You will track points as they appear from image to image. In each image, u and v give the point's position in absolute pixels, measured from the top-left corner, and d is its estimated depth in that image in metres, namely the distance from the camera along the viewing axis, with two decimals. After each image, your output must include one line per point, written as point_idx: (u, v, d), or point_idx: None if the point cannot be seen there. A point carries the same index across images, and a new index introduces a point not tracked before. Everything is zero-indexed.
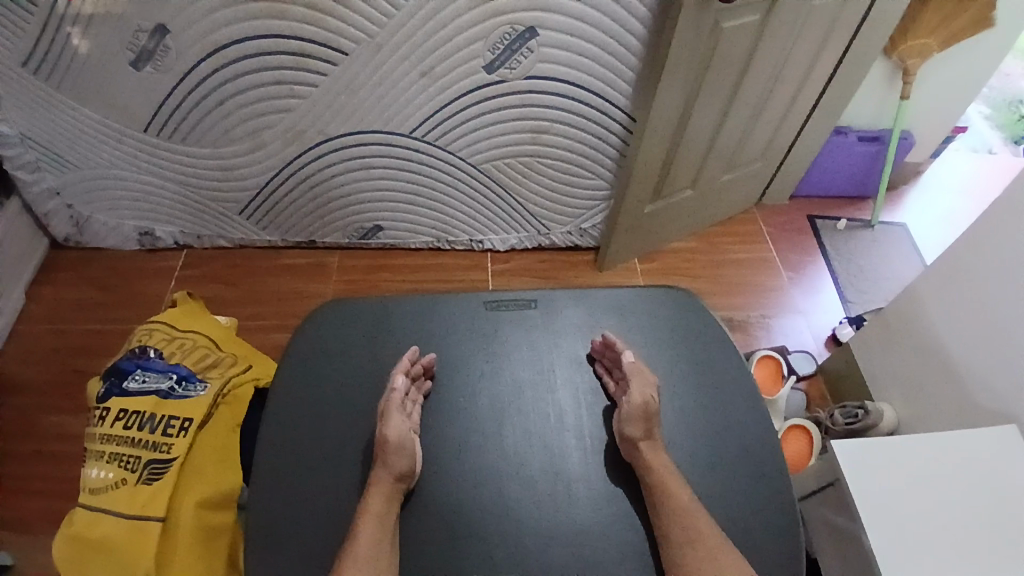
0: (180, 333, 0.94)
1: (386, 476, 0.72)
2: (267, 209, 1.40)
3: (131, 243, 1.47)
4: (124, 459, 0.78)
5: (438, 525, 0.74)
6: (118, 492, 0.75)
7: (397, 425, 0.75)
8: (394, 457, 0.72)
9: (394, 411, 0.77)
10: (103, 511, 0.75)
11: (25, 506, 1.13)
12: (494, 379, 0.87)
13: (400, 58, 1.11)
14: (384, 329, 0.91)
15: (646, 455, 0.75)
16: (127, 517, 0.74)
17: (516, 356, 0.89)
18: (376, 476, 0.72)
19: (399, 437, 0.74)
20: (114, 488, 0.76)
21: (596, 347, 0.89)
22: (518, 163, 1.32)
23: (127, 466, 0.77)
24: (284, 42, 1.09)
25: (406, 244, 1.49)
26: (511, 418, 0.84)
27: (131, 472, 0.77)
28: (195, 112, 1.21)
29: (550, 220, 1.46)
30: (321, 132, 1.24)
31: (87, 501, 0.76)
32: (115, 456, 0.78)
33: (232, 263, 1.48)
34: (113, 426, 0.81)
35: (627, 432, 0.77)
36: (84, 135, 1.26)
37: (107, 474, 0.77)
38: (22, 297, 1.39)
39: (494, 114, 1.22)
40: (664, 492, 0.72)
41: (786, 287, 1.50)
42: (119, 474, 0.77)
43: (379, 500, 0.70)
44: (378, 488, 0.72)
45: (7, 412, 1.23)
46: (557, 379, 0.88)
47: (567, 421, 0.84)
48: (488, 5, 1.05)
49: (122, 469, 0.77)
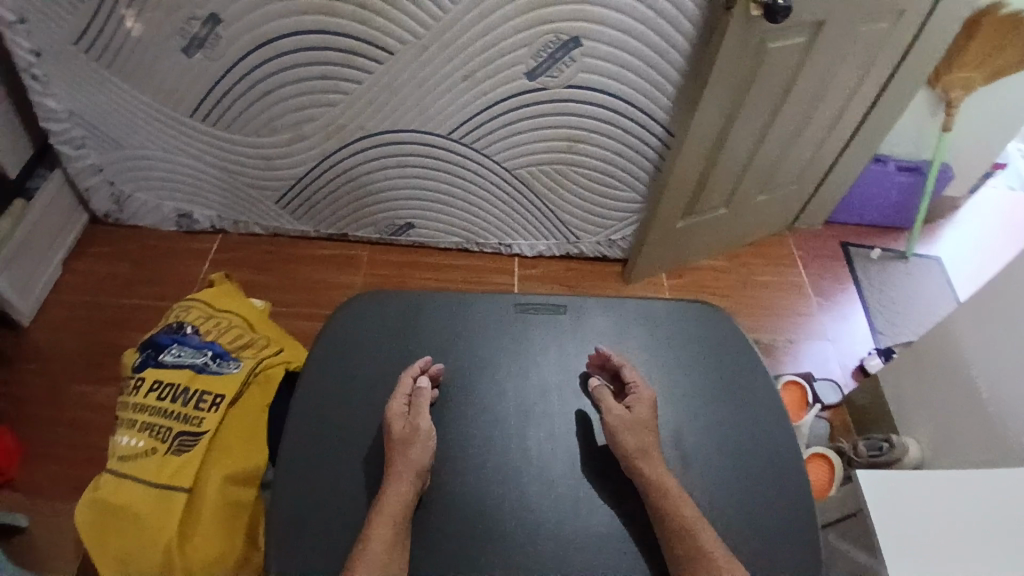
0: (217, 312, 0.93)
1: (401, 471, 0.72)
2: (303, 198, 1.42)
3: (168, 224, 1.50)
4: (155, 429, 0.78)
5: (447, 522, 0.74)
6: (147, 461, 0.76)
7: (426, 425, 0.76)
8: (416, 455, 0.73)
9: (426, 406, 0.78)
10: (131, 477, 0.75)
11: (44, 473, 1.15)
12: (516, 380, 0.87)
13: (441, 59, 1.13)
14: (414, 325, 0.91)
15: (654, 468, 0.74)
16: (155, 486, 0.75)
17: (541, 363, 0.89)
18: (391, 468, 0.73)
19: (416, 434, 0.75)
20: (144, 456, 0.77)
21: (594, 360, 0.88)
22: (554, 171, 1.33)
23: (158, 436, 0.78)
24: (331, 38, 1.12)
25: (435, 243, 1.51)
26: (532, 422, 0.83)
27: (164, 443, 0.78)
28: (240, 101, 1.24)
29: (580, 229, 1.46)
30: (359, 127, 1.26)
31: (115, 467, 0.76)
32: (147, 425, 0.79)
33: (264, 249, 1.50)
34: (147, 396, 0.81)
35: (623, 445, 0.76)
36: (132, 115, 1.29)
37: (139, 442, 0.78)
38: (58, 268, 1.42)
39: (534, 120, 1.23)
40: (669, 506, 0.71)
41: (816, 313, 1.48)
42: (150, 443, 0.77)
43: (390, 494, 0.70)
44: (391, 482, 0.72)
45: (35, 380, 1.26)
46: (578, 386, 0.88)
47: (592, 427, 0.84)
48: (531, 13, 1.07)
49: (153, 439, 0.78)
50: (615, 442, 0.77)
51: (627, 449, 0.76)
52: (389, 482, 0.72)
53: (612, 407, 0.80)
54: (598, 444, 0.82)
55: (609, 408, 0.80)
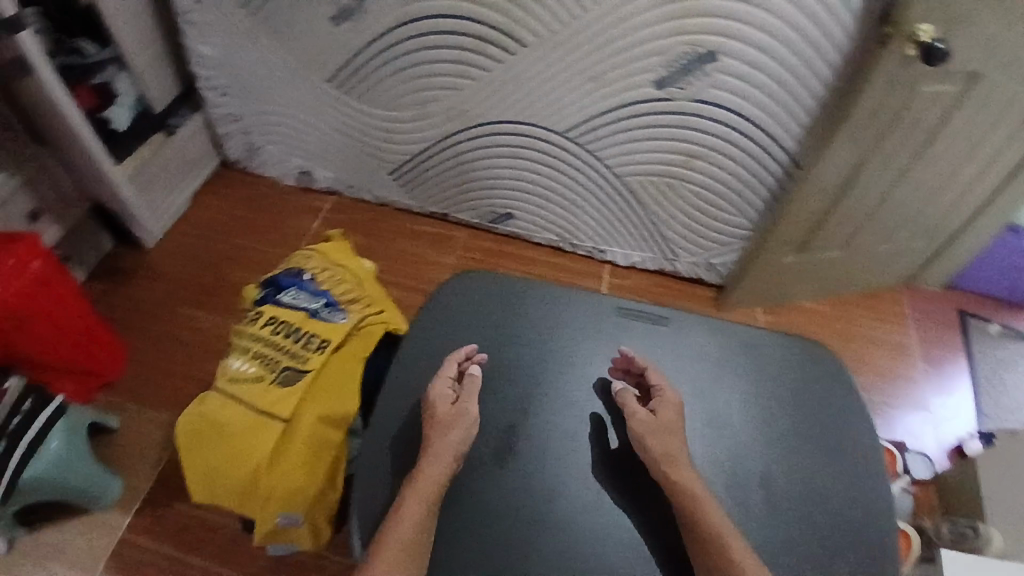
0: (334, 264, 0.96)
1: (439, 453, 0.75)
2: (415, 173, 1.47)
3: (289, 178, 1.59)
4: (266, 359, 0.82)
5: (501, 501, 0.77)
6: (255, 387, 0.80)
7: (469, 412, 0.79)
8: (456, 441, 0.76)
9: (472, 393, 0.81)
10: (238, 399, 0.80)
11: (146, 383, 1.26)
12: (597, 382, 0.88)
13: (573, 57, 1.14)
14: (516, 309, 0.94)
15: (684, 476, 0.75)
16: (258, 410, 0.79)
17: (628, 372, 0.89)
18: (429, 448, 0.76)
19: (461, 418, 0.78)
20: (253, 382, 0.81)
21: (617, 363, 0.88)
22: (665, 185, 1.31)
23: (268, 366, 0.82)
24: (470, 24, 1.15)
25: (529, 237, 1.53)
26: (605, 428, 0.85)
27: (270, 374, 0.81)
28: (376, 75, 1.30)
29: (680, 247, 1.43)
30: (480, 115, 1.30)
31: (226, 386, 0.81)
32: (260, 354, 0.82)
33: (371, 216, 1.58)
34: (263, 329, 0.84)
35: (648, 451, 0.78)
36: (276, 75, 1.37)
37: (250, 368, 0.82)
38: (186, 202, 1.54)
39: (654, 131, 1.22)
40: (693, 512, 0.72)
41: (917, 379, 1.40)
42: (260, 372, 0.81)
43: (426, 474, 0.74)
44: (428, 462, 0.75)
45: (152, 299, 1.38)
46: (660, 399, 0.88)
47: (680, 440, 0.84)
48: (672, 22, 1.06)
49: (264, 368, 0.82)
50: (641, 446, 0.78)
51: (652, 455, 0.77)
52: (427, 458, 0.75)
53: (635, 411, 0.81)
54: (611, 448, 0.83)
55: (634, 412, 0.81)
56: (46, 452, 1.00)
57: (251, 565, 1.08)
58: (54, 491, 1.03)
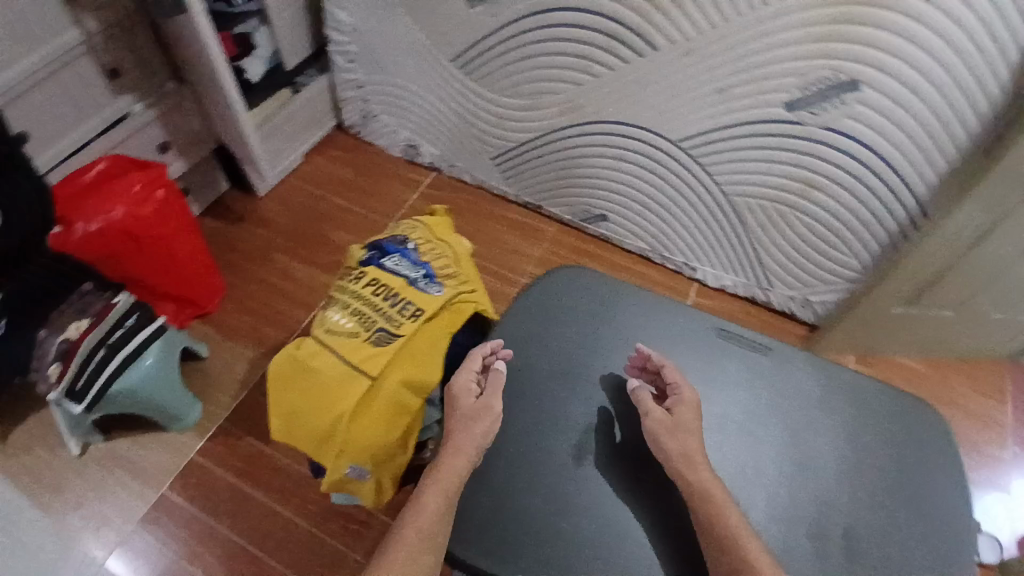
0: (436, 240, 0.97)
1: (462, 444, 0.78)
2: (517, 162, 1.48)
3: (395, 149, 1.64)
4: (363, 317, 0.85)
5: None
6: (349, 341, 0.83)
7: (493, 407, 0.82)
8: (478, 436, 0.79)
9: (497, 385, 0.84)
10: (332, 349, 0.83)
11: (237, 320, 1.33)
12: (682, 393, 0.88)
13: (703, 66, 1.11)
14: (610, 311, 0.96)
15: (703, 476, 0.75)
16: (348, 364, 0.81)
17: (717, 392, 0.88)
18: (453, 439, 0.79)
19: (485, 411, 0.81)
20: (347, 336, 0.83)
21: (633, 360, 0.89)
22: (774, 211, 1.25)
23: (364, 324, 0.84)
24: (603, 21, 1.14)
25: (620, 243, 1.51)
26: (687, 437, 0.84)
27: (365, 332, 0.83)
28: (498, 60, 1.31)
29: (776, 277, 1.37)
30: (594, 112, 1.29)
31: (323, 335, 0.84)
32: (358, 312, 0.85)
33: (466, 197, 1.60)
34: (364, 288, 0.87)
35: (665, 451, 0.77)
36: (402, 47, 1.41)
37: (347, 323, 0.84)
38: (300, 157, 1.61)
39: (773, 154, 1.17)
40: (711, 512, 0.71)
41: (1008, 462, 1.29)
42: (356, 328, 0.84)
43: (449, 464, 0.76)
44: (451, 452, 0.78)
45: (255, 242, 1.45)
46: (739, 423, 0.86)
47: (764, 471, 0.82)
48: (816, 44, 1.01)
49: (359, 325, 0.84)
50: (658, 446, 0.78)
51: (669, 456, 0.77)
52: (449, 451, 0.78)
53: (650, 409, 0.81)
54: (617, 441, 0.84)
55: (648, 408, 0.81)
56: (139, 367, 1.08)
57: (305, 509, 1.13)
58: (141, 405, 1.10)
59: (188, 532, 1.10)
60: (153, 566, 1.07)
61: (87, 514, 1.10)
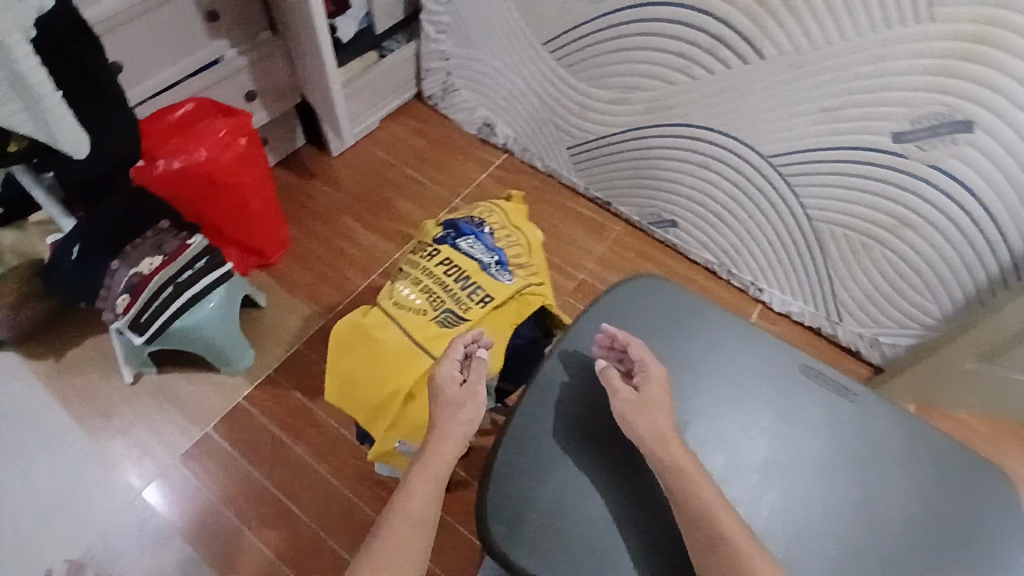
0: (512, 226, 0.95)
1: (447, 431, 0.73)
2: (592, 156, 1.45)
3: (471, 126, 1.62)
4: (432, 296, 0.85)
5: (620, 513, 0.70)
6: (415, 318, 0.83)
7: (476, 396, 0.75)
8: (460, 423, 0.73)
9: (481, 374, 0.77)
10: (397, 324, 0.83)
11: (296, 274, 1.34)
12: (757, 447, 0.76)
13: (809, 83, 1.06)
14: (685, 323, 0.84)
15: (680, 451, 0.69)
16: (412, 341, 0.82)
17: (801, 446, 0.76)
18: (438, 427, 0.73)
19: (471, 398, 0.75)
20: (414, 313, 0.84)
21: (602, 338, 0.80)
22: (857, 243, 1.19)
23: (432, 303, 0.85)
24: (710, 22, 1.09)
25: (686, 252, 1.46)
26: (762, 497, 0.73)
27: (432, 310, 0.84)
28: (592, 49, 1.27)
29: (847, 312, 1.31)
30: (683, 115, 1.24)
31: (390, 308, 0.85)
32: (428, 290, 0.86)
33: (534, 184, 1.57)
34: (436, 267, 0.88)
35: (637, 432, 0.70)
36: (495, 23, 1.38)
37: (416, 299, 0.85)
38: (376, 122, 1.60)
39: (868, 184, 1.11)
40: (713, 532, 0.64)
41: None
42: (423, 306, 0.85)
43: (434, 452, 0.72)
44: (437, 440, 0.73)
45: (322, 200, 1.46)
46: (819, 487, 0.74)
47: (837, 522, 0.72)
48: (935, 77, 0.95)
49: (428, 303, 0.85)
50: (629, 427, 0.71)
51: (642, 438, 0.70)
52: (435, 439, 0.73)
53: (618, 390, 0.73)
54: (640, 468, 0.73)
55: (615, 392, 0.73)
56: (203, 308, 1.10)
57: (339, 471, 1.14)
58: (198, 346, 1.13)
59: (225, 474, 1.12)
60: (188, 502, 1.09)
61: (131, 442, 1.13)
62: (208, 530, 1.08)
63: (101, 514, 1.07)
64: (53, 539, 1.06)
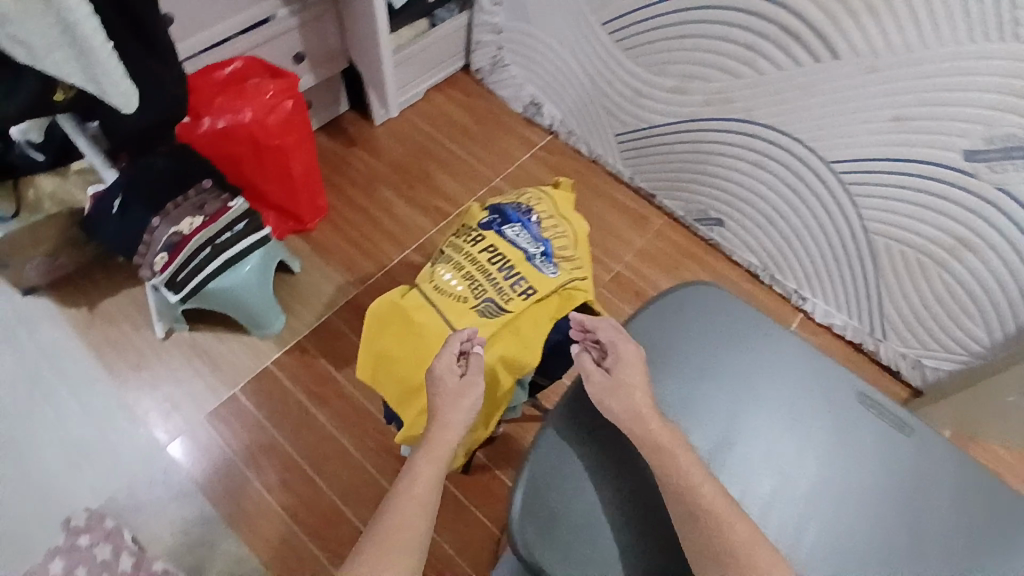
0: (559, 215, 0.93)
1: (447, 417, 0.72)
2: (640, 145, 1.40)
3: (517, 103, 1.58)
4: (473, 284, 0.84)
5: (646, 532, 0.64)
6: (455, 305, 0.82)
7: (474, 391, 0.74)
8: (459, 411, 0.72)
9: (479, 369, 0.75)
10: (435, 309, 0.82)
11: (331, 242, 1.33)
12: (805, 472, 0.67)
13: (882, 89, 1.01)
14: (747, 339, 0.73)
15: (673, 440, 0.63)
16: (448, 327, 0.81)
17: (857, 476, 0.67)
18: (439, 414, 0.72)
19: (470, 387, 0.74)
20: (454, 299, 0.83)
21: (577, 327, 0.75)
22: (912, 260, 1.14)
23: (473, 291, 0.83)
24: (783, 15, 1.04)
25: (730, 252, 1.42)
26: (808, 527, 0.64)
27: (472, 297, 0.83)
28: (652, 34, 1.22)
29: (892, 329, 1.26)
30: (743, 110, 1.19)
31: (431, 292, 0.83)
32: (470, 277, 0.84)
33: (577, 168, 1.53)
34: (480, 254, 0.86)
35: (612, 413, 0.65)
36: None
37: (457, 285, 0.84)
38: (422, 92, 1.57)
39: (929, 200, 1.05)
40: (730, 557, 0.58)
41: None
42: (464, 293, 0.83)
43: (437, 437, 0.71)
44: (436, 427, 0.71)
45: (362, 169, 1.44)
46: (878, 524, 0.65)
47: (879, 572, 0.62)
48: (1013, 97, 0.89)
49: (468, 291, 0.83)
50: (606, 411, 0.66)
51: (618, 418, 0.65)
52: (436, 425, 0.72)
53: (589, 372, 0.69)
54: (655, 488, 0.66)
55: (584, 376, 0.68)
56: (239, 271, 1.10)
57: (361, 442, 1.14)
58: (231, 307, 1.12)
59: (248, 435, 1.13)
60: (210, 459, 1.10)
61: (159, 395, 1.14)
62: (227, 488, 1.08)
63: (125, 463, 1.09)
64: (78, 482, 1.08)
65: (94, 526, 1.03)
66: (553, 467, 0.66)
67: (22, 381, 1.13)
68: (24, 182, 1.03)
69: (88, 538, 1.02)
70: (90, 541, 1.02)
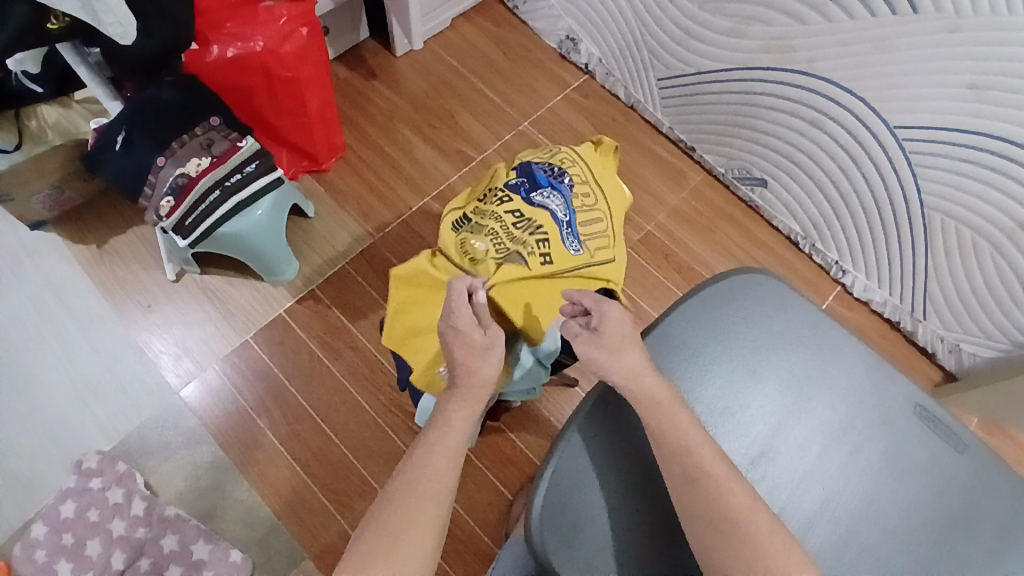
0: (594, 182, 0.88)
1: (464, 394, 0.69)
2: (684, 93, 1.29)
3: (552, 37, 1.44)
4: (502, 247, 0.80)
5: (656, 532, 0.63)
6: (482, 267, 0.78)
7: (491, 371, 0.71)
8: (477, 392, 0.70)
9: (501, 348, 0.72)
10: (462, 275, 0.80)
11: (347, 184, 1.26)
12: (846, 490, 0.66)
13: (965, 51, 0.89)
14: (788, 334, 0.70)
15: (698, 445, 0.60)
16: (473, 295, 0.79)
17: (888, 490, 0.66)
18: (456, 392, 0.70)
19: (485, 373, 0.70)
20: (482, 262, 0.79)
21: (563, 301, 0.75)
22: (969, 241, 1.03)
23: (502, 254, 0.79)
24: None
25: (770, 217, 1.33)
26: (846, 549, 0.64)
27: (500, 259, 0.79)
28: None
29: (933, 311, 1.18)
30: (806, 60, 1.06)
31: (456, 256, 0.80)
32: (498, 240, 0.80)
33: (613, 114, 1.42)
34: (509, 218, 0.82)
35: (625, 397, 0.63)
36: None
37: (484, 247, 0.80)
38: (449, 20, 1.44)
39: (1000, 177, 0.94)
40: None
41: None
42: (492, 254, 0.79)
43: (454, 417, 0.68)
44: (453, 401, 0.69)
45: (383, 105, 1.34)
46: (918, 553, 0.63)
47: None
48: None
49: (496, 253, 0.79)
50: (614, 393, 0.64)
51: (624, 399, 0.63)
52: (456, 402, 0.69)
53: (591, 350, 0.70)
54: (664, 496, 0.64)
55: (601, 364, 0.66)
56: (250, 215, 1.04)
57: (373, 396, 1.11)
58: (241, 251, 1.07)
59: (260, 384, 1.10)
60: (221, 405, 1.09)
61: (170, 339, 1.12)
62: (239, 438, 1.07)
63: (136, 406, 1.08)
64: (91, 420, 1.07)
65: (106, 469, 1.03)
66: (574, 474, 0.63)
67: (30, 317, 1.11)
68: (26, 111, 0.97)
69: (99, 481, 1.02)
70: (101, 485, 1.02)
